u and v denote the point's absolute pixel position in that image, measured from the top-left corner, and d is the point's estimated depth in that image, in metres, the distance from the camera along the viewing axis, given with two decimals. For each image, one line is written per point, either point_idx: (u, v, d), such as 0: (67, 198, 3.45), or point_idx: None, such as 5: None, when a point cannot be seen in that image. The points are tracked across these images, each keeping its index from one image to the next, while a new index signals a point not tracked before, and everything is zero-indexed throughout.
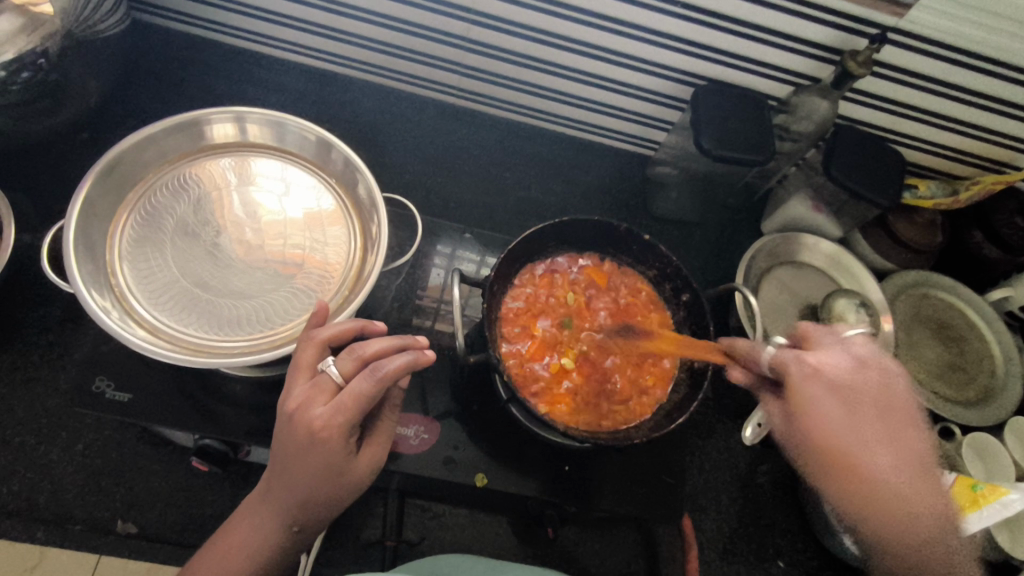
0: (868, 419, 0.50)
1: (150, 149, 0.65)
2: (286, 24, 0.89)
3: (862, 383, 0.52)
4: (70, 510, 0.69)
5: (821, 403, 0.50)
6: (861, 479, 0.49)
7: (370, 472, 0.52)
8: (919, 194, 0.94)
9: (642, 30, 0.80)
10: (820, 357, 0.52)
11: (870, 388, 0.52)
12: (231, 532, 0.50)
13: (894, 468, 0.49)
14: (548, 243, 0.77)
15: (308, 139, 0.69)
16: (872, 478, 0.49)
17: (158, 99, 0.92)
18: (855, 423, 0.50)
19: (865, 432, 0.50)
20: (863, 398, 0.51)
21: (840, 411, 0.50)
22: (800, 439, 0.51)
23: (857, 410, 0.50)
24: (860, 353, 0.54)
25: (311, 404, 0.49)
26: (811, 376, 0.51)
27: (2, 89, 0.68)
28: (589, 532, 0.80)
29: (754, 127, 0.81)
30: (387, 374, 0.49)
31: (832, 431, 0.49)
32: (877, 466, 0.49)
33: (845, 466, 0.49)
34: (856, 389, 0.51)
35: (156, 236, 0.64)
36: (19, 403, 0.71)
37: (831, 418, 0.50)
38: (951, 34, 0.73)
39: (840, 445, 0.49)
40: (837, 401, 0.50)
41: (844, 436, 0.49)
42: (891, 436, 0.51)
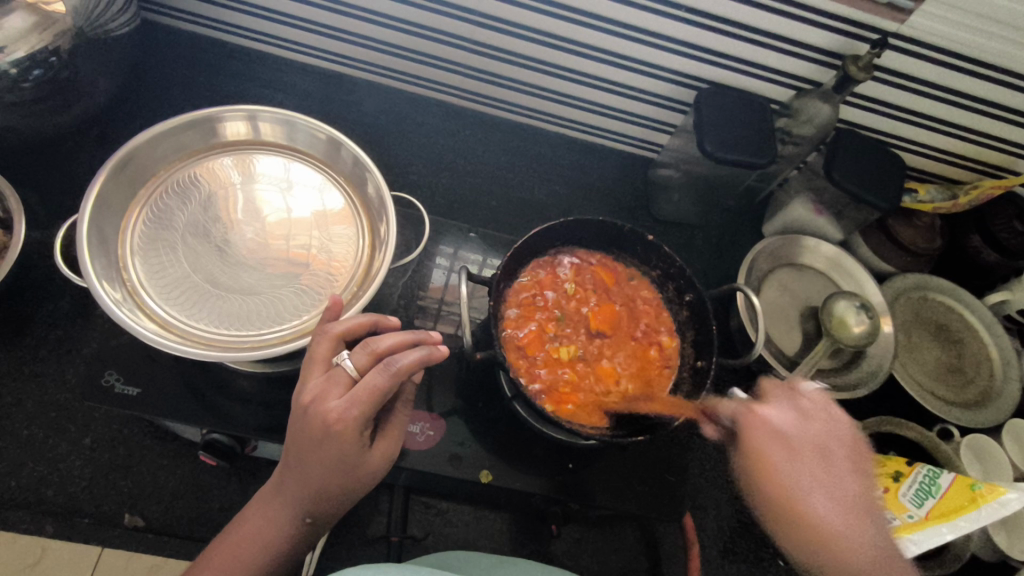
0: (818, 470, 0.50)
1: (163, 147, 0.66)
2: (293, 25, 0.90)
3: (812, 435, 0.52)
4: (79, 504, 0.69)
5: (773, 452, 0.51)
6: (816, 533, 0.47)
7: (383, 464, 0.53)
8: (920, 198, 0.95)
9: (646, 33, 0.81)
10: (768, 408, 0.53)
11: (822, 439, 0.52)
12: (243, 522, 0.51)
13: (845, 522, 0.48)
14: (552, 242, 0.77)
15: (318, 138, 0.70)
16: (826, 534, 0.47)
17: (166, 97, 0.93)
18: (802, 472, 0.50)
19: (812, 484, 0.49)
20: (811, 447, 0.51)
21: (791, 460, 0.50)
22: (751, 490, 0.51)
23: (808, 461, 0.50)
24: (814, 403, 0.54)
25: (326, 397, 0.50)
26: (760, 424, 0.52)
27: (14, 86, 0.69)
28: (591, 530, 0.80)
29: (757, 131, 0.82)
30: (402, 368, 0.50)
31: (780, 481, 0.49)
32: (832, 523, 0.48)
33: (797, 517, 0.48)
34: (806, 439, 0.52)
35: (168, 233, 0.65)
36: (28, 397, 0.72)
37: (780, 468, 0.50)
38: (951, 39, 0.74)
39: (789, 494, 0.49)
40: (784, 451, 0.51)
41: (793, 487, 0.49)
42: (843, 491, 0.50)
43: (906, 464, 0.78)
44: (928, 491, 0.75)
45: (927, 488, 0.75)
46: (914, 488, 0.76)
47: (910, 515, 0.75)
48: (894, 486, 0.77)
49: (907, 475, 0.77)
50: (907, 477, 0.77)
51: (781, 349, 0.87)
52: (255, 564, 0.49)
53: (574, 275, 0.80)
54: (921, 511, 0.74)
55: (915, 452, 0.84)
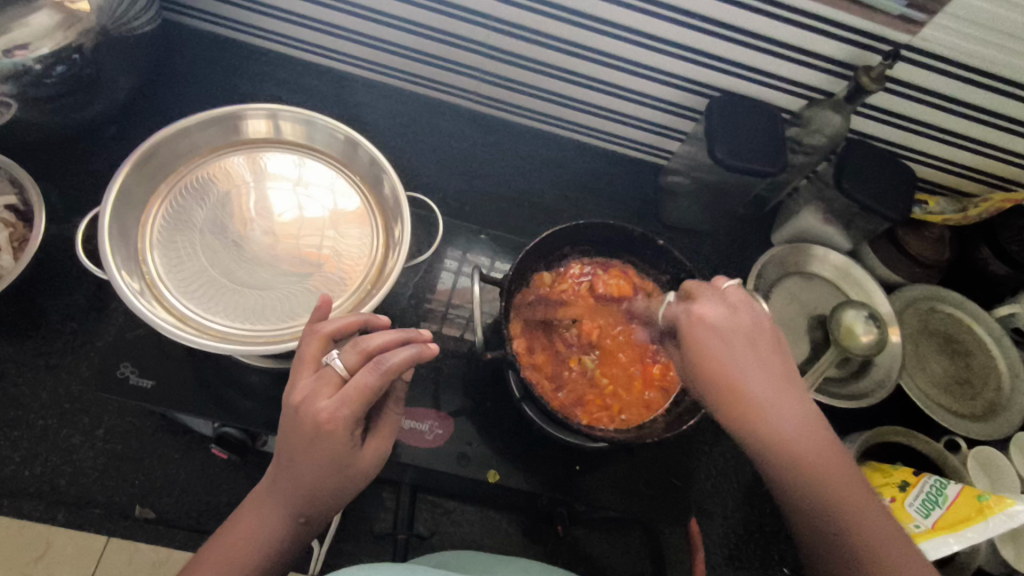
0: (745, 352, 0.52)
1: (184, 143, 0.67)
2: (310, 27, 0.91)
3: (741, 322, 0.53)
4: (91, 494, 0.70)
5: (708, 343, 0.52)
6: (745, 410, 0.49)
7: (376, 462, 0.54)
8: (929, 209, 0.95)
9: (659, 41, 0.82)
10: (703, 305, 0.55)
11: (752, 326, 0.53)
12: (237, 523, 0.51)
13: (772, 398, 0.50)
14: (564, 245, 0.78)
15: (336, 138, 0.71)
16: (753, 412, 0.49)
17: (184, 96, 0.94)
18: (733, 354, 0.52)
19: (744, 368, 0.51)
20: (741, 335, 0.52)
21: (723, 346, 0.52)
22: (693, 376, 0.53)
23: (740, 346, 0.52)
24: (740, 297, 0.55)
25: (316, 396, 0.50)
26: (697, 320, 0.54)
27: (37, 82, 0.71)
28: (596, 533, 0.80)
29: (768, 139, 0.83)
30: (393, 367, 0.50)
31: (716, 364, 0.51)
32: (761, 399, 0.50)
33: (730, 397, 0.50)
34: (737, 326, 0.53)
35: (186, 228, 0.66)
36: (43, 387, 0.73)
37: (716, 353, 0.52)
38: (963, 52, 0.75)
39: (721, 375, 0.51)
40: (718, 339, 0.52)
41: (727, 368, 0.51)
42: (773, 370, 0.51)
43: (914, 475, 0.78)
44: (935, 501, 0.75)
45: (934, 498, 0.76)
46: (922, 498, 0.76)
47: (917, 525, 0.74)
48: (901, 495, 0.77)
49: (914, 485, 0.77)
50: (914, 488, 0.77)
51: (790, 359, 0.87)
52: (250, 564, 0.49)
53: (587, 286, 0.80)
54: (928, 521, 0.74)
55: (923, 463, 0.84)
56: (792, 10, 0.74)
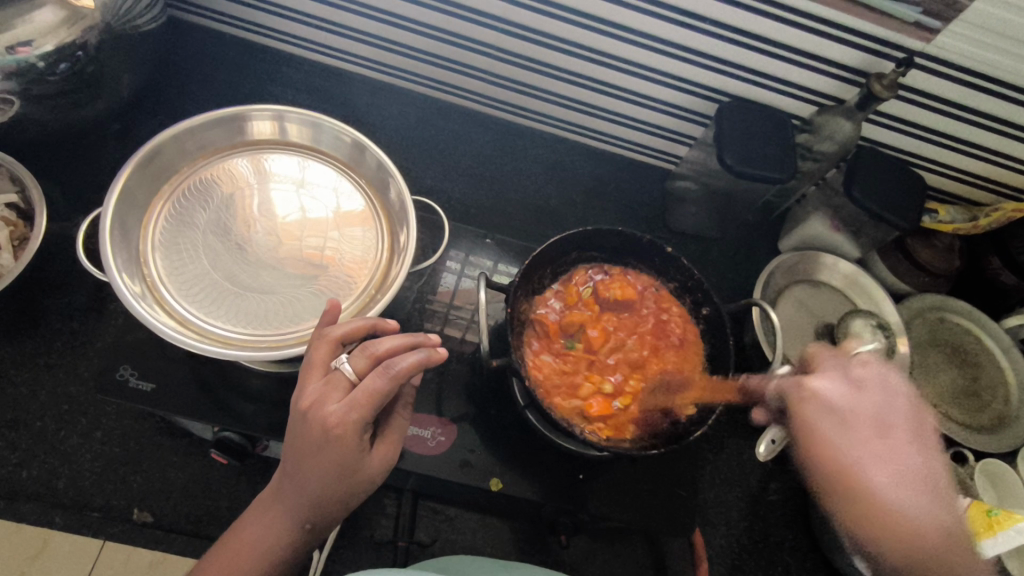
0: (874, 443, 0.53)
1: (188, 144, 0.66)
2: (317, 26, 0.90)
3: (866, 406, 0.55)
4: (88, 496, 0.69)
5: (824, 423, 0.55)
6: (865, 501, 0.51)
7: (384, 468, 0.53)
8: (939, 218, 0.93)
9: (669, 45, 0.81)
10: (824, 381, 0.57)
11: (876, 410, 0.55)
12: (242, 529, 0.51)
13: (897, 490, 0.52)
14: (571, 251, 0.77)
15: (342, 140, 0.70)
16: (873, 502, 0.51)
17: (188, 94, 0.93)
18: (853, 440, 0.53)
19: (868, 454, 0.53)
20: (867, 418, 0.55)
21: (845, 430, 0.54)
22: (805, 456, 0.56)
23: (862, 432, 0.54)
24: (868, 374, 0.58)
25: (325, 401, 0.50)
26: (812, 399, 0.56)
27: (40, 79, 0.70)
28: (598, 542, 0.79)
29: (777, 146, 0.82)
30: (401, 371, 0.49)
31: (832, 448, 0.53)
32: (886, 491, 0.51)
33: (849, 485, 0.52)
34: (861, 412, 0.55)
35: (188, 230, 0.65)
36: (42, 388, 0.72)
37: (833, 437, 0.54)
38: (977, 60, 0.74)
39: (839, 461, 0.53)
40: (839, 422, 0.55)
41: (845, 454, 0.53)
42: (898, 459, 0.53)
43: None
44: None
45: None
46: None
47: None
48: None
49: None
50: None
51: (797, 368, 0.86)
52: (256, 571, 0.49)
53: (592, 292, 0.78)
54: None
55: None
56: (805, 16, 0.73)
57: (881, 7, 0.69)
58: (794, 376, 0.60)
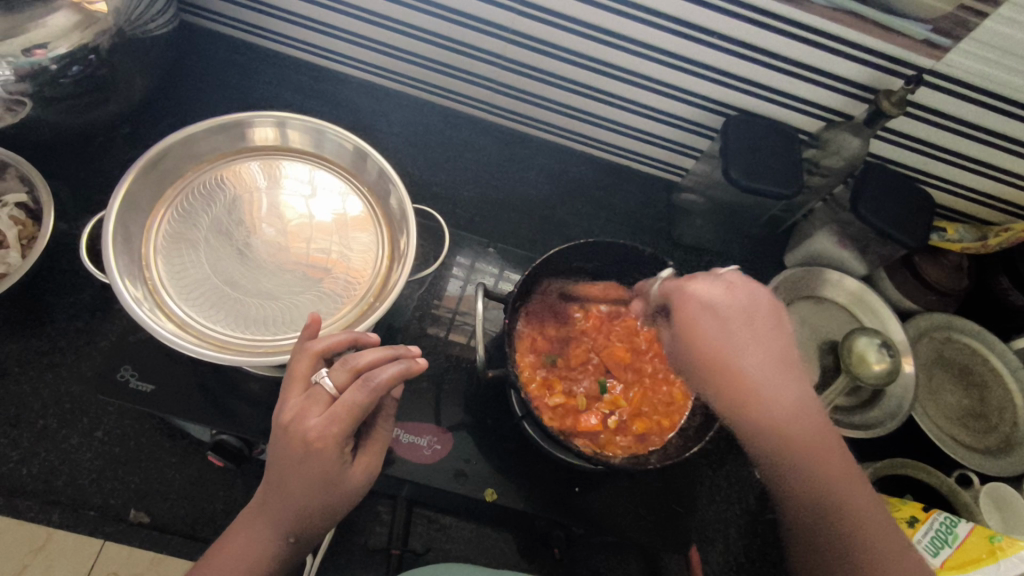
0: (747, 334, 0.55)
1: (192, 148, 0.67)
2: (327, 33, 0.91)
3: (738, 306, 0.56)
4: (86, 496, 0.70)
5: (702, 322, 0.55)
6: (746, 392, 0.53)
7: (366, 481, 0.52)
8: (948, 237, 0.92)
9: (674, 58, 0.80)
10: (700, 287, 0.57)
11: (745, 306, 0.56)
12: (228, 541, 0.51)
13: (772, 383, 0.53)
14: (572, 262, 0.77)
15: (345, 147, 0.70)
16: (754, 402, 0.53)
17: (198, 98, 0.95)
18: (732, 338, 0.54)
19: (743, 345, 0.54)
20: (744, 315, 0.55)
21: (719, 330, 0.55)
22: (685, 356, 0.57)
23: (741, 329, 0.55)
24: (734, 278, 0.58)
25: (305, 415, 0.49)
26: (693, 297, 0.57)
27: (53, 82, 0.71)
28: (594, 556, 0.79)
29: (784, 161, 0.81)
30: (381, 384, 0.49)
31: (716, 347, 0.54)
32: (758, 381, 0.53)
33: (733, 383, 0.53)
34: (744, 311, 0.56)
35: (190, 234, 0.65)
36: (44, 386, 0.73)
37: (710, 336, 0.55)
38: (988, 79, 0.73)
39: (725, 355, 0.54)
40: (715, 322, 0.55)
41: (725, 351, 0.54)
42: (772, 354, 0.55)
43: (924, 510, 0.76)
44: (944, 539, 0.73)
45: (943, 536, 0.73)
46: (930, 536, 0.74)
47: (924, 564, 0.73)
48: (909, 531, 0.75)
49: (924, 521, 0.75)
50: (923, 524, 0.75)
51: None
52: None
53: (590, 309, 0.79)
54: (936, 561, 0.72)
55: (933, 497, 0.82)
56: (812, 31, 0.72)
57: (890, 24, 0.68)
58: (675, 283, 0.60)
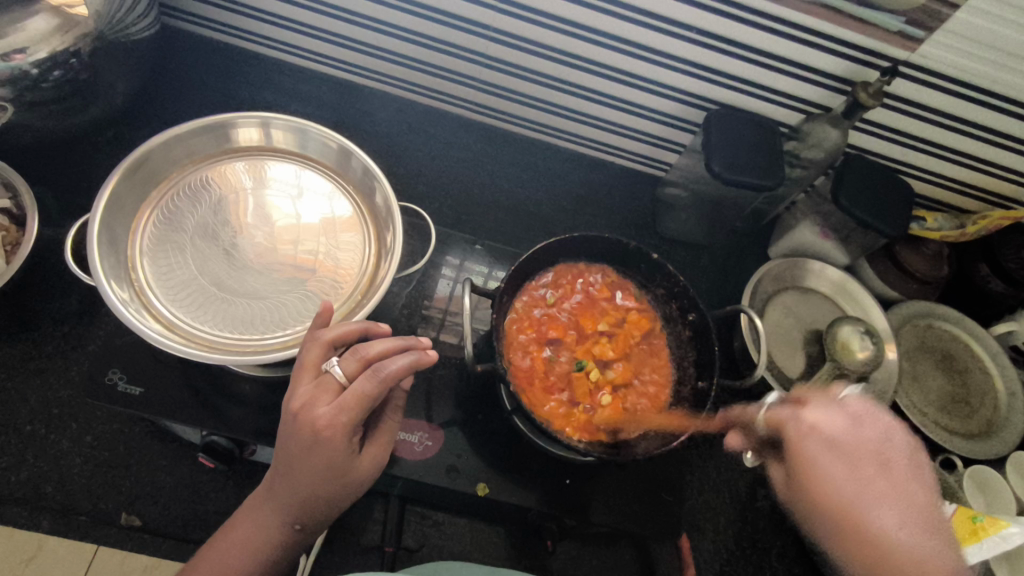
0: (872, 479, 0.51)
1: (177, 149, 0.67)
2: (311, 35, 0.91)
3: (866, 442, 0.53)
4: (76, 500, 0.70)
5: (820, 455, 0.52)
6: (860, 533, 0.49)
7: (372, 470, 0.53)
8: (927, 225, 0.94)
9: (655, 54, 0.82)
10: (817, 417, 0.54)
11: (865, 441, 0.53)
12: (237, 525, 0.52)
13: (908, 535, 0.48)
14: (559, 256, 0.79)
15: (329, 146, 0.71)
16: (881, 549, 0.48)
17: (181, 101, 0.94)
18: (854, 478, 0.51)
19: (867, 490, 0.50)
20: (865, 454, 0.52)
21: (845, 467, 0.51)
22: (795, 488, 0.53)
23: (861, 469, 0.51)
24: (845, 419, 0.54)
25: (315, 403, 0.50)
26: (809, 433, 0.53)
27: (34, 86, 0.71)
28: (586, 547, 0.80)
29: (764, 153, 0.82)
30: (390, 375, 0.50)
31: (835, 492, 0.50)
32: (891, 529, 0.48)
33: (848, 524, 0.49)
34: (867, 449, 0.52)
35: (177, 236, 0.65)
36: (31, 392, 0.73)
37: (834, 476, 0.51)
38: (961, 70, 0.75)
39: (843, 503, 0.50)
40: (841, 461, 0.52)
41: (844, 494, 0.50)
42: (903, 497, 0.51)
43: None
44: None
45: None
46: None
47: None
48: None
49: None
50: None
51: (785, 373, 0.87)
52: (246, 569, 0.50)
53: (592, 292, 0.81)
54: None
55: None
56: (789, 25, 0.73)
57: (866, 16, 0.70)
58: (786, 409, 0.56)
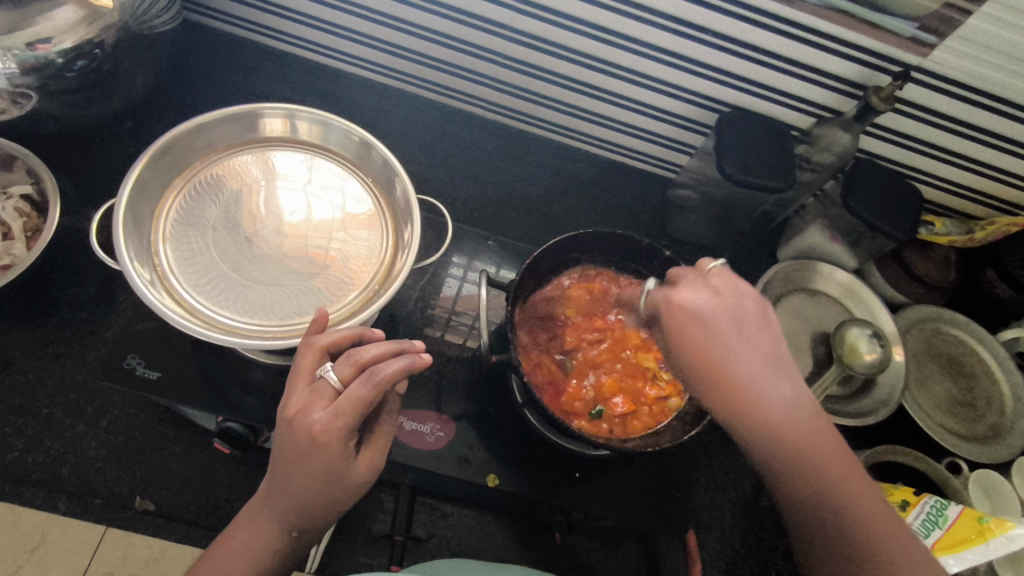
0: (736, 339, 0.51)
1: (201, 138, 0.68)
2: (331, 32, 0.93)
3: (727, 306, 0.52)
4: (91, 484, 0.70)
5: (690, 332, 0.52)
6: (752, 412, 0.49)
7: (370, 475, 0.53)
8: (936, 230, 0.95)
9: (670, 55, 0.83)
10: (683, 290, 0.54)
11: (736, 311, 0.52)
12: (233, 537, 0.51)
13: (764, 381, 0.50)
14: (574, 252, 0.79)
15: (351, 139, 0.72)
16: (738, 401, 0.50)
17: (200, 95, 0.96)
18: (721, 338, 0.51)
19: (732, 349, 0.51)
20: (727, 318, 0.52)
21: (699, 326, 0.52)
22: (697, 379, 0.52)
23: (728, 331, 0.51)
24: (723, 281, 0.54)
25: (310, 409, 0.51)
26: (676, 297, 0.54)
27: (58, 75, 0.72)
28: (594, 543, 0.80)
29: (775, 155, 0.83)
30: (385, 378, 0.50)
31: (705, 354, 0.51)
32: (750, 383, 0.50)
33: (739, 411, 0.49)
34: (714, 309, 0.52)
35: (199, 223, 0.66)
36: (49, 376, 0.74)
37: (701, 339, 0.51)
38: (973, 75, 0.75)
39: (712, 364, 0.51)
40: (698, 322, 0.52)
41: (711, 355, 0.51)
42: (755, 349, 0.51)
43: (913, 494, 0.76)
44: (936, 521, 0.74)
45: (934, 518, 0.74)
46: (922, 518, 0.74)
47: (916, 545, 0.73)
48: (901, 514, 0.75)
49: (914, 505, 0.76)
50: (914, 507, 0.75)
51: None
52: None
53: (626, 294, 0.81)
54: (929, 542, 0.73)
55: (924, 483, 0.83)
56: (802, 28, 0.74)
57: (880, 21, 0.71)
58: (660, 294, 0.56)
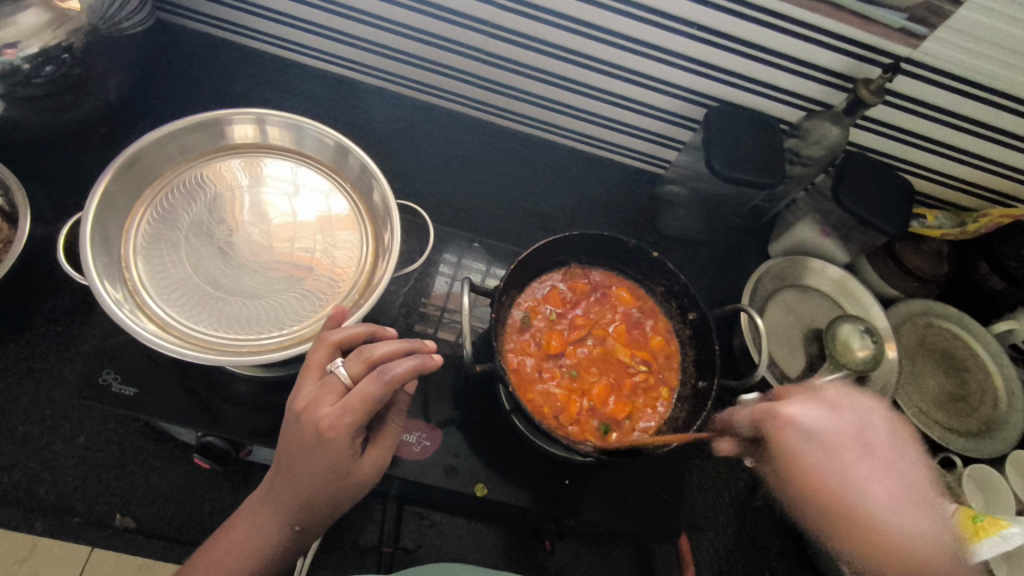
0: (858, 461, 0.51)
1: (170, 146, 0.66)
2: (310, 31, 0.90)
3: (845, 430, 0.53)
4: (69, 502, 0.69)
5: (810, 453, 0.52)
6: (877, 543, 0.49)
7: (375, 473, 0.52)
8: (928, 224, 0.94)
9: (656, 49, 0.81)
10: (794, 408, 0.54)
11: (863, 432, 0.53)
12: (235, 525, 0.52)
13: (893, 502, 0.50)
14: (561, 256, 0.78)
15: (326, 143, 0.70)
16: (864, 526, 0.49)
17: (176, 98, 0.93)
18: (839, 467, 0.51)
19: (863, 477, 0.51)
20: (856, 441, 0.52)
21: (827, 458, 0.51)
22: (813, 509, 0.51)
23: (845, 455, 0.51)
24: (835, 393, 0.56)
25: (320, 403, 0.49)
26: (788, 425, 0.54)
27: (26, 81, 0.69)
28: (585, 547, 0.79)
29: (764, 151, 0.82)
30: (394, 377, 0.49)
31: (824, 482, 0.50)
32: (884, 519, 0.49)
33: (877, 548, 0.49)
34: (844, 437, 0.52)
35: (171, 235, 0.64)
36: (23, 393, 0.72)
37: (820, 466, 0.51)
38: (963, 66, 0.74)
39: (836, 492, 0.50)
40: (819, 453, 0.52)
41: (835, 484, 0.50)
42: (898, 473, 0.52)
43: None
44: None
45: None
46: None
47: None
48: None
49: None
50: None
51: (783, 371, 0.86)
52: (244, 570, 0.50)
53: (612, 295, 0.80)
54: None
55: None
56: (790, 20, 0.73)
57: (868, 13, 0.69)
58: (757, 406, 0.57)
